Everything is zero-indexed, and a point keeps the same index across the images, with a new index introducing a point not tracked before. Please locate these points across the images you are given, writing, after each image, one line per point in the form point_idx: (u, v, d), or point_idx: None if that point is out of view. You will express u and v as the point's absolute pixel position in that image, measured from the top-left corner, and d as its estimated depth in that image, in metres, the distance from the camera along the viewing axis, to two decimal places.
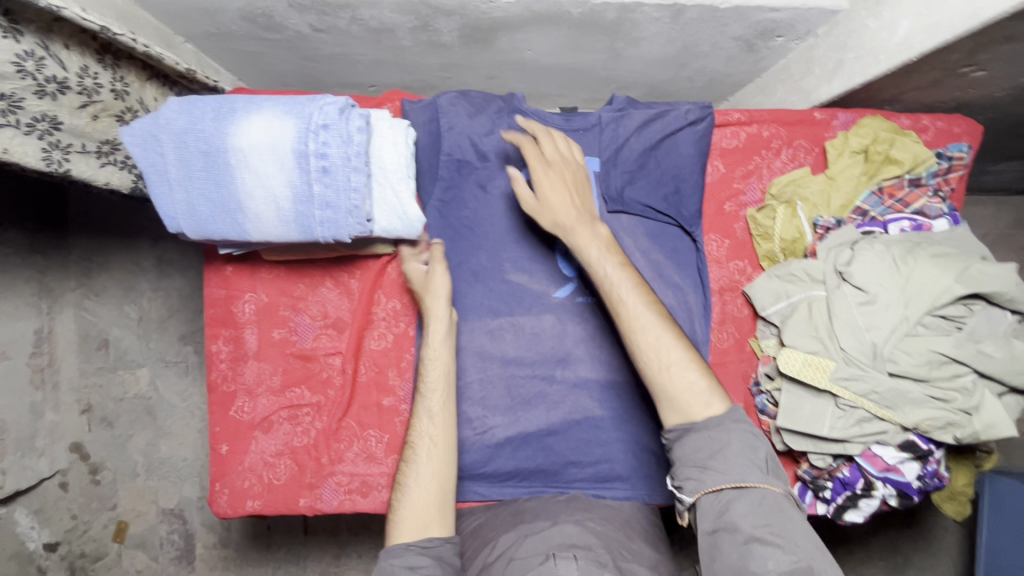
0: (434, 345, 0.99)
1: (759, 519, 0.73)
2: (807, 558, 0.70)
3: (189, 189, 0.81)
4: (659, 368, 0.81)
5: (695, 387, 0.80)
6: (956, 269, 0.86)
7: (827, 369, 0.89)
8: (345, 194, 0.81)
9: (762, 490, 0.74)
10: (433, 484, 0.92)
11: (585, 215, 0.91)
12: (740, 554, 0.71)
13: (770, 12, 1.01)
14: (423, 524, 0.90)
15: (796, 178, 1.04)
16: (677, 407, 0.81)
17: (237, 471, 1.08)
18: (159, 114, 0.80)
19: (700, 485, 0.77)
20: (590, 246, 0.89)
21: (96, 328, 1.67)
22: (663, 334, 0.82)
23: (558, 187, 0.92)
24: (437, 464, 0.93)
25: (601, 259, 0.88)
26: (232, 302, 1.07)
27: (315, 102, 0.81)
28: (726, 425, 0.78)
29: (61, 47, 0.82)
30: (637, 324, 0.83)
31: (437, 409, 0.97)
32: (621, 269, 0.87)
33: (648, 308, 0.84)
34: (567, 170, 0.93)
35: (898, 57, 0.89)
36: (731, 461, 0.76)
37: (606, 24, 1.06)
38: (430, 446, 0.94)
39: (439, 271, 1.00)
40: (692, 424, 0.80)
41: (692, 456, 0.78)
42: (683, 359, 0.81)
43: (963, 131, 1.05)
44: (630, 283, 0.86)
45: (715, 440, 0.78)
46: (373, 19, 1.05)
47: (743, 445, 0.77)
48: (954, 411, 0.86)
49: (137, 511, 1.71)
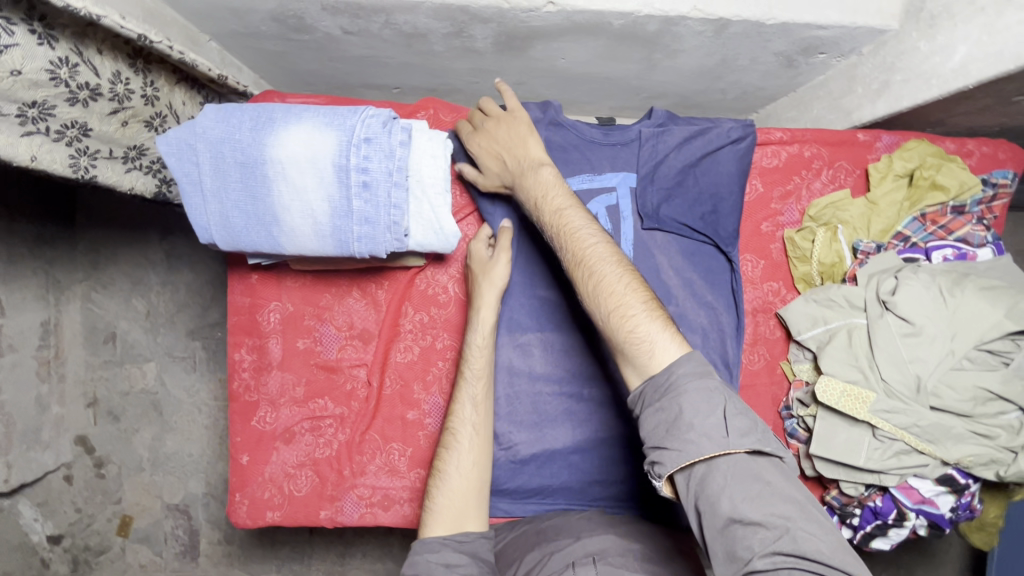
0: (483, 329, 0.99)
1: (733, 493, 0.63)
2: (790, 529, 0.61)
3: (223, 201, 0.79)
4: (603, 318, 0.77)
5: (637, 334, 0.74)
6: (1006, 304, 0.85)
7: (867, 401, 0.87)
8: (385, 210, 0.80)
9: (728, 459, 0.65)
10: (472, 472, 0.93)
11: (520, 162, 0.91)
12: (725, 540, 0.62)
13: (817, 30, 0.98)
14: (459, 516, 0.90)
15: (836, 201, 1.03)
16: (628, 361, 0.75)
17: (258, 481, 1.06)
18: (196, 123, 0.78)
19: (665, 468, 0.67)
20: (530, 191, 0.88)
21: (104, 321, 1.63)
22: (602, 280, 0.78)
23: (490, 146, 0.94)
24: (476, 452, 0.94)
25: (541, 204, 0.87)
26: (257, 310, 1.05)
27: (357, 115, 0.79)
28: (674, 384, 0.70)
29: (94, 52, 0.80)
30: (579, 272, 0.80)
31: (480, 396, 0.98)
32: (562, 211, 0.85)
33: (592, 251, 0.80)
34: (493, 124, 0.94)
35: (953, 83, 0.87)
36: (689, 434, 0.66)
37: (646, 36, 1.03)
38: (471, 433, 0.95)
39: (499, 261, 0.99)
40: (644, 383, 0.73)
41: (654, 430, 0.69)
42: (620, 305, 0.75)
43: (1008, 157, 1.04)
44: (573, 227, 0.83)
45: (669, 410, 0.68)
46: (406, 24, 1.02)
47: (700, 411, 0.67)
48: (998, 449, 0.86)
49: (142, 506, 1.65)
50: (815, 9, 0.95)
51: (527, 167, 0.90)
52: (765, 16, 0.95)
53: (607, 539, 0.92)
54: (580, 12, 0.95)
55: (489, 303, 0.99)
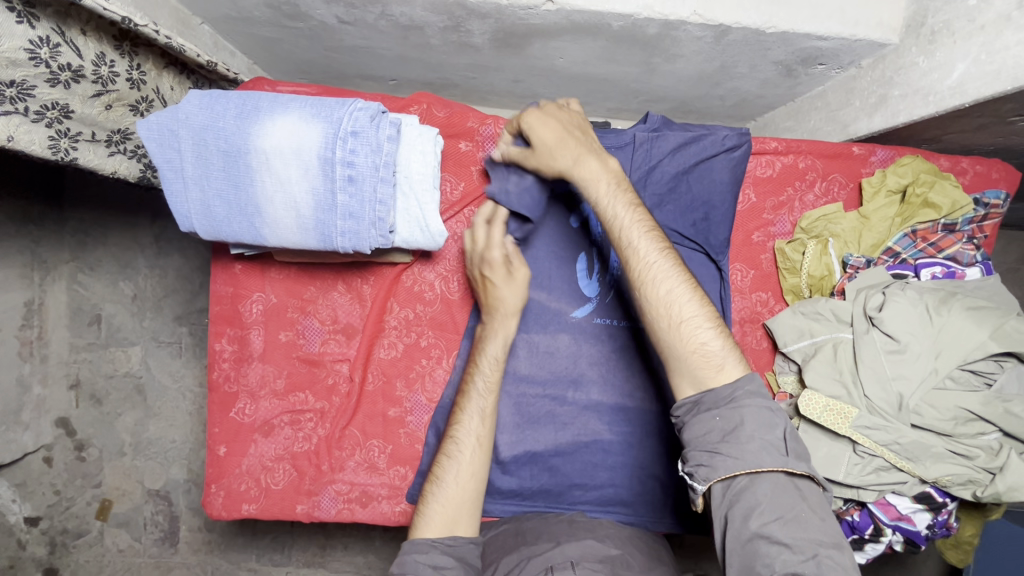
0: (496, 341, 0.96)
1: (768, 512, 0.66)
2: (818, 555, 0.63)
3: (206, 189, 0.78)
4: (672, 326, 0.76)
5: (709, 348, 0.75)
6: (991, 324, 0.85)
7: (849, 416, 0.86)
8: (370, 205, 0.79)
9: (774, 477, 0.68)
10: (469, 481, 0.87)
11: (585, 148, 0.87)
12: (745, 551, 0.65)
13: (818, 40, 0.97)
14: (452, 521, 0.84)
15: (829, 213, 1.02)
16: (688, 372, 0.75)
17: (235, 473, 1.04)
18: (178, 109, 0.77)
19: (713, 473, 0.70)
20: (598, 179, 0.85)
21: (89, 303, 1.60)
22: (677, 287, 0.77)
23: (550, 126, 0.88)
24: (476, 465, 0.89)
25: (609, 197, 0.84)
26: (239, 301, 1.04)
27: (345, 107, 0.78)
28: (739, 398, 0.72)
29: (77, 33, 0.79)
30: (647, 274, 0.79)
31: (489, 410, 0.93)
32: (632, 210, 0.83)
33: (662, 257, 0.79)
34: (554, 113, 0.90)
35: (949, 101, 0.87)
36: (745, 446, 0.69)
37: (645, 39, 1.02)
38: (474, 446, 0.90)
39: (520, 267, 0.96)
40: (705, 393, 0.74)
41: (704, 440, 0.72)
42: (689, 314, 0.76)
43: (1001, 177, 1.04)
44: (640, 227, 0.81)
45: (727, 420, 0.72)
46: (403, 16, 1.00)
47: (761, 428, 0.70)
48: (977, 469, 0.86)
49: (122, 490, 1.63)
50: (815, 19, 0.94)
51: (593, 154, 0.86)
52: (765, 24, 0.94)
53: (585, 545, 0.92)
54: (579, 11, 0.94)
55: (507, 323, 0.96)
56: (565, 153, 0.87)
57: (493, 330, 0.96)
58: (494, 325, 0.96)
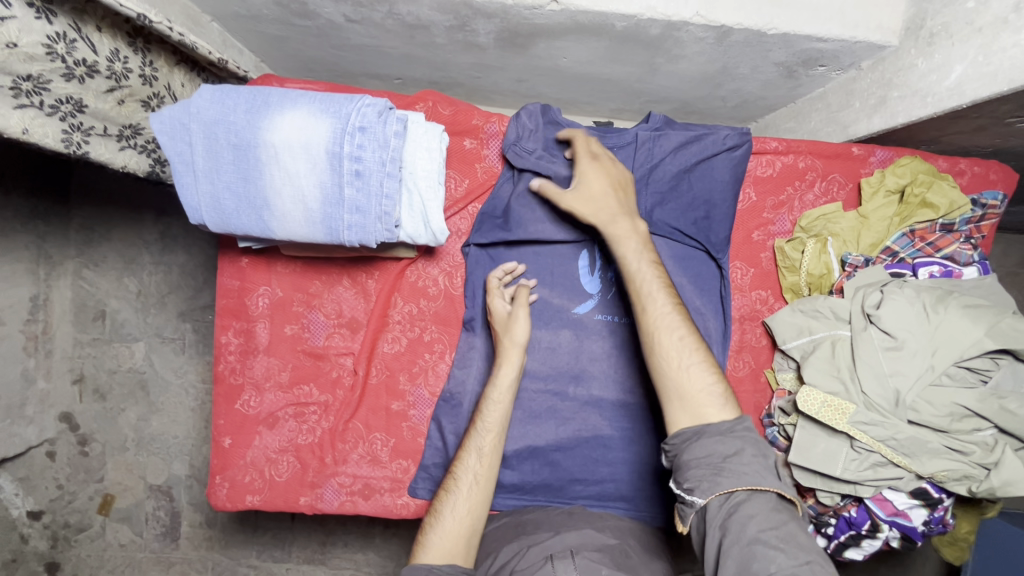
0: (501, 387, 0.95)
1: (765, 522, 0.66)
2: (811, 562, 0.63)
3: (215, 182, 0.80)
4: (676, 369, 0.80)
5: (710, 391, 0.78)
6: (987, 322, 0.86)
7: (847, 412, 0.88)
8: (376, 199, 0.81)
9: (772, 495, 0.69)
10: (467, 518, 0.87)
11: (624, 211, 0.92)
12: (742, 555, 0.65)
13: (818, 42, 0.98)
14: (451, 552, 0.83)
15: (828, 213, 1.04)
16: (688, 406, 0.78)
17: (240, 465, 1.06)
18: (190, 103, 0.78)
19: (714, 487, 0.70)
20: (628, 239, 0.90)
21: (94, 298, 1.61)
22: (684, 339, 0.82)
23: (603, 177, 0.94)
24: (474, 500, 0.88)
25: (636, 253, 0.89)
26: (247, 294, 1.05)
27: (353, 103, 0.79)
28: (739, 432, 0.74)
29: (93, 29, 0.80)
30: (660, 327, 0.83)
31: (488, 448, 0.93)
32: (651, 268, 0.88)
33: (674, 309, 0.84)
34: (610, 164, 0.96)
35: (948, 102, 0.88)
36: (746, 467, 0.71)
37: (648, 39, 1.03)
38: (471, 483, 0.90)
39: (520, 317, 0.98)
40: (704, 426, 0.75)
41: (705, 461, 0.73)
42: (691, 358, 0.80)
43: (999, 178, 1.05)
44: (658, 283, 0.86)
45: (727, 444, 0.73)
46: (410, 15, 1.02)
47: (757, 453, 0.73)
48: (972, 465, 0.87)
49: (125, 485, 1.64)
50: (816, 21, 0.95)
51: (630, 215, 0.92)
52: (766, 25, 0.95)
53: (585, 535, 0.93)
54: (584, 12, 0.95)
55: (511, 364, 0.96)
56: (609, 203, 0.92)
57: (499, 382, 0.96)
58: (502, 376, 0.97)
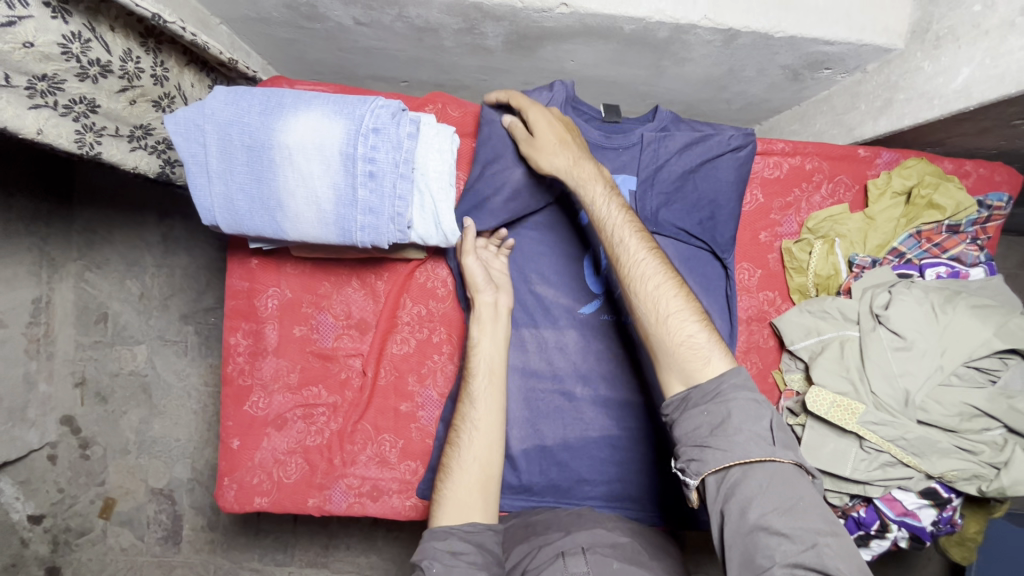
0: (481, 334, 0.98)
1: (764, 503, 0.66)
2: (817, 544, 0.62)
3: (229, 183, 0.80)
4: (658, 321, 0.79)
5: (695, 340, 0.77)
6: (995, 322, 0.87)
7: (856, 412, 0.88)
8: (390, 200, 0.81)
9: (767, 468, 0.67)
10: (476, 468, 0.89)
11: (582, 156, 0.92)
12: (746, 545, 0.65)
13: (824, 45, 0.99)
14: (465, 507, 0.86)
15: (834, 214, 1.05)
16: (676, 366, 0.77)
17: (248, 467, 1.06)
18: (204, 104, 0.79)
19: (704, 466, 0.70)
20: (593, 184, 0.89)
21: (96, 301, 1.61)
22: (662, 282, 0.80)
23: (554, 127, 0.92)
24: (482, 450, 0.90)
25: (604, 198, 0.88)
26: (255, 296, 1.06)
27: (366, 105, 0.80)
28: (725, 392, 0.73)
29: (107, 29, 0.81)
30: (636, 271, 0.82)
31: (481, 394, 0.94)
32: (621, 212, 0.87)
33: (650, 256, 0.83)
34: (554, 111, 0.94)
35: (954, 104, 0.89)
36: (733, 438, 0.70)
37: (656, 42, 1.04)
38: (472, 429, 0.92)
39: (472, 264, 0.98)
40: (692, 388, 0.75)
41: (694, 436, 0.73)
42: (680, 307, 0.79)
43: (1003, 180, 1.06)
44: (631, 228, 0.85)
45: (714, 413, 0.72)
46: (418, 17, 1.02)
47: (746, 418, 0.71)
48: (982, 464, 0.87)
49: (126, 489, 1.63)
50: (823, 24, 0.96)
51: (590, 160, 0.92)
52: (774, 29, 0.96)
53: (594, 534, 0.93)
54: (592, 15, 0.96)
55: (483, 302, 0.99)
56: (569, 151, 0.91)
57: (479, 331, 0.98)
58: (482, 326, 0.98)
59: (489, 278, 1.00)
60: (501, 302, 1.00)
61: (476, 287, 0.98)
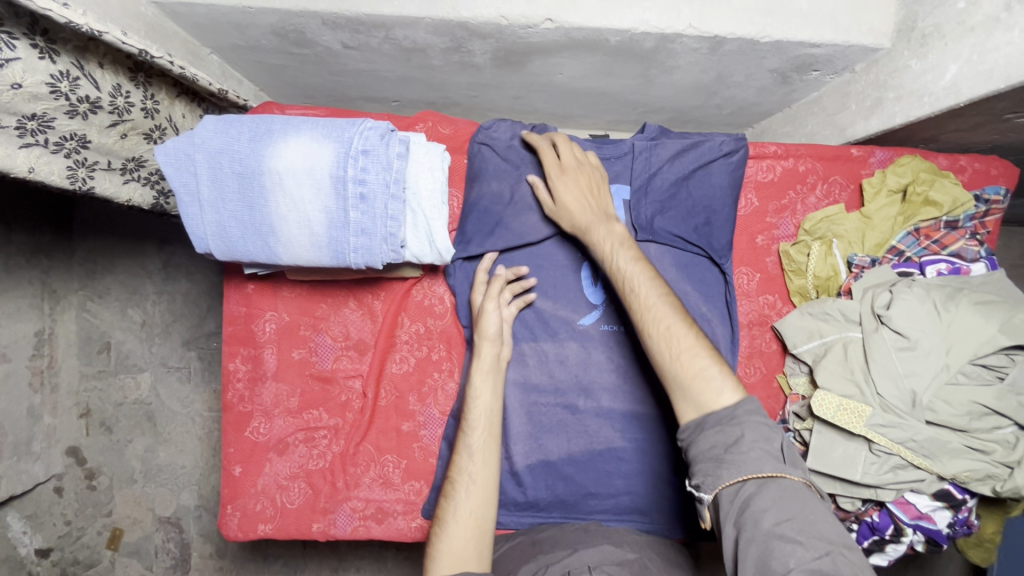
0: (480, 384, 0.97)
1: (779, 514, 0.63)
2: (830, 552, 0.61)
3: (221, 211, 0.80)
4: (672, 357, 0.77)
5: (708, 373, 0.75)
6: (1000, 319, 0.86)
7: (863, 415, 0.86)
8: (381, 221, 0.81)
9: (782, 481, 0.66)
10: (471, 522, 0.83)
11: (600, 215, 0.93)
12: (760, 553, 0.62)
13: (811, 48, 0.99)
14: (460, 560, 0.79)
15: (830, 215, 1.04)
16: (688, 395, 0.76)
17: (250, 494, 1.05)
18: (194, 134, 0.79)
19: (719, 481, 0.68)
20: (608, 244, 0.90)
21: (99, 331, 1.61)
22: (676, 324, 0.79)
23: (577, 190, 0.95)
24: (479, 500, 0.85)
25: (618, 252, 0.88)
26: (252, 320, 1.06)
27: (355, 127, 0.80)
28: (739, 417, 0.72)
29: (95, 66, 0.82)
30: (648, 315, 0.81)
31: (476, 446, 0.91)
32: (637, 262, 0.86)
33: (663, 300, 0.82)
34: (579, 169, 0.96)
35: (944, 101, 0.89)
36: (747, 454, 0.68)
37: (643, 52, 1.05)
38: (469, 482, 0.87)
39: (491, 311, 0.99)
40: (707, 414, 0.73)
41: (709, 453, 0.71)
42: (689, 344, 0.77)
43: (1000, 173, 1.05)
44: (647, 276, 0.85)
45: (729, 433, 0.71)
46: (406, 39, 1.03)
47: (759, 437, 0.69)
48: (995, 464, 0.86)
49: (133, 518, 1.62)
50: (808, 28, 0.97)
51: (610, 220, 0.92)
52: (759, 34, 0.96)
53: (603, 551, 0.92)
54: (577, 28, 0.96)
55: (484, 355, 0.98)
56: (590, 211, 0.93)
57: (481, 382, 0.96)
58: (483, 376, 0.97)
59: (500, 330, 1.00)
60: (502, 353, 1.00)
61: (486, 335, 0.99)
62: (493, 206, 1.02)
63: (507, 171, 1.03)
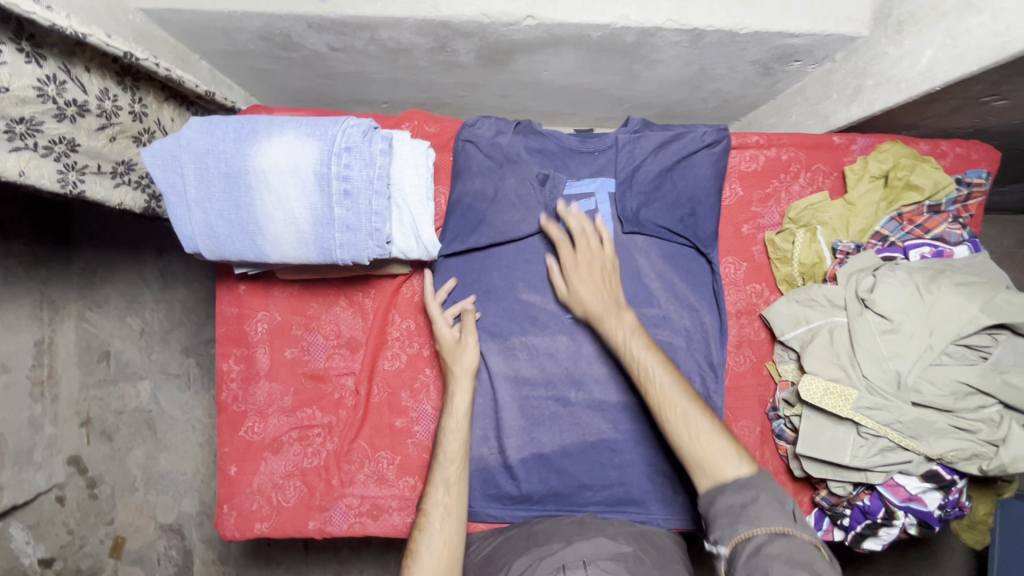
0: (457, 416, 0.97)
1: (790, 560, 0.64)
2: None
3: (208, 211, 0.82)
4: (690, 440, 0.78)
5: (728, 459, 0.76)
6: (981, 299, 0.87)
7: (849, 398, 0.88)
8: (367, 217, 0.82)
9: (793, 535, 0.67)
10: (444, 555, 0.85)
11: (613, 303, 0.94)
12: None
13: (790, 38, 1.01)
14: None
15: (814, 203, 1.05)
16: (702, 468, 0.76)
17: (247, 492, 1.06)
18: (181, 135, 0.81)
19: (733, 532, 0.70)
20: (621, 330, 0.91)
21: (97, 340, 1.62)
22: (692, 409, 0.80)
23: (590, 280, 0.96)
24: (450, 533, 0.87)
25: (631, 340, 0.89)
26: (245, 320, 1.07)
27: (338, 124, 0.82)
28: (754, 480, 0.73)
29: (82, 70, 0.83)
30: (663, 400, 0.82)
31: (453, 478, 0.93)
32: (649, 350, 0.87)
33: (679, 386, 0.82)
34: (592, 257, 0.98)
35: (921, 86, 0.90)
36: (760, 507, 0.70)
37: (625, 47, 1.06)
38: (443, 515, 0.89)
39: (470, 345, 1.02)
40: (726, 480, 0.74)
41: (726, 510, 0.72)
42: (706, 427, 0.78)
43: (982, 157, 1.06)
44: (661, 365, 0.85)
45: (744, 492, 0.72)
46: (391, 39, 1.05)
47: (772, 497, 0.71)
48: (980, 443, 0.86)
49: (135, 527, 1.63)
50: (786, 18, 0.98)
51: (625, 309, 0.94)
52: (738, 25, 0.98)
53: (597, 542, 0.92)
54: (559, 24, 0.98)
55: (462, 390, 0.99)
56: (603, 296, 0.95)
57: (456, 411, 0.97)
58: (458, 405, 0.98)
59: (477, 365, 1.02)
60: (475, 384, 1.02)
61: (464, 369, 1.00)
62: (477, 203, 1.04)
63: (491, 168, 1.04)
